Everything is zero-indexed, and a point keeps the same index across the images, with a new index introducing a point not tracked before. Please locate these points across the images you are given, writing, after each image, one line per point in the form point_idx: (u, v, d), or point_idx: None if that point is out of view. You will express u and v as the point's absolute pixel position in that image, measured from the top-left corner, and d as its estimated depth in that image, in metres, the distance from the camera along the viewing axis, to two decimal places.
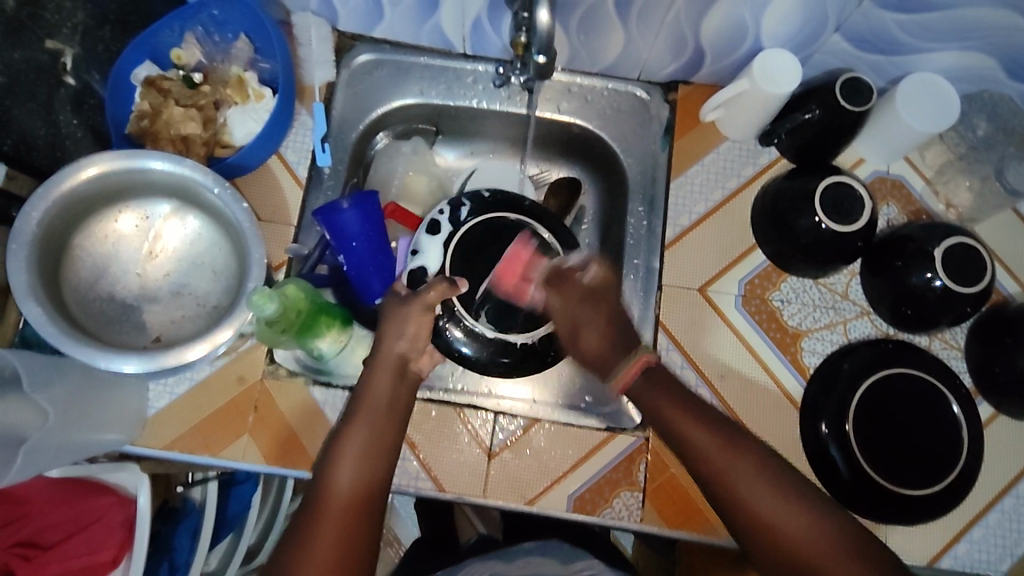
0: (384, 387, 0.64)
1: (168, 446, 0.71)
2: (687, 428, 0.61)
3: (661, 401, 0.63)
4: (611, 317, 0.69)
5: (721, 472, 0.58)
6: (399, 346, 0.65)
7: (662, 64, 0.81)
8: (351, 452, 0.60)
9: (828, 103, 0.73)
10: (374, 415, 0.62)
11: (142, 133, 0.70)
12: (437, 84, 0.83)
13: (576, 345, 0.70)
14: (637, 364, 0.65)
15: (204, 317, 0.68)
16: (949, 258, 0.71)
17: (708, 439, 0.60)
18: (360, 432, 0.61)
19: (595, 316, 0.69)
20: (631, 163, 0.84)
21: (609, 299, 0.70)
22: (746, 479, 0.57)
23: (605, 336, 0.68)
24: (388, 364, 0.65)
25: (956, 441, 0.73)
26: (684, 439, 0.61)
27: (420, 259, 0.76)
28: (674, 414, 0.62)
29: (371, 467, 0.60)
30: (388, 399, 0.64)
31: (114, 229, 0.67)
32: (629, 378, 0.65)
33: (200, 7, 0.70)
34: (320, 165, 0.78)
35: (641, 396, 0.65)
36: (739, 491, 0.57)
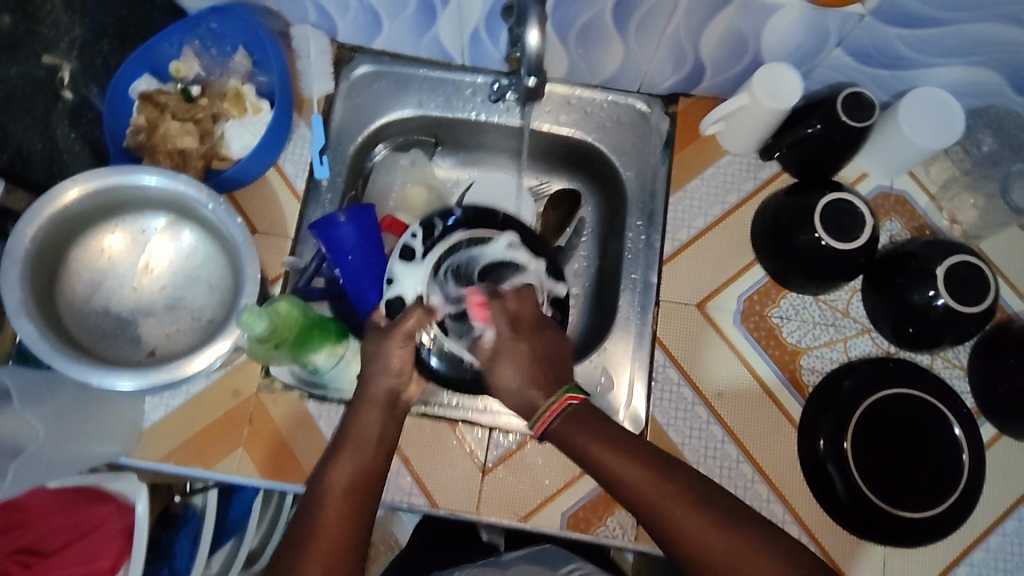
0: (371, 422, 0.62)
1: (163, 458, 0.72)
2: (620, 468, 0.56)
3: (586, 443, 0.58)
4: (544, 343, 0.64)
5: (670, 517, 0.54)
6: (383, 384, 0.63)
7: (663, 77, 0.80)
8: (337, 484, 0.57)
9: (830, 118, 0.72)
10: (361, 448, 0.60)
11: (139, 147, 0.71)
12: (436, 97, 0.83)
13: (494, 383, 0.63)
14: (559, 404, 0.59)
15: (199, 331, 0.68)
16: (951, 277, 0.70)
17: (640, 474, 0.56)
18: (346, 463, 0.59)
19: (520, 342, 0.63)
20: (631, 176, 0.83)
21: (541, 335, 0.64)
22: (696, 521, 0.53)
23: (525, 377, 0.61)
24: (376, 401, 0.62)
25: (956, 464, 0.71)
26: (612, 475, 0.56)
27: (397, 286, 0.72)
28: (601, 455, 0.57)
29: (357, 497, 0.57)
30: (376, 436, 0.61)
31: (109, 243, 0.67)
32: (548, 422, 0.59)
33: (199, 20, 0.72)
34: (318, 177, 0.78)
35: (566, 436, 0.59)
36: (692, 536, 0.53)
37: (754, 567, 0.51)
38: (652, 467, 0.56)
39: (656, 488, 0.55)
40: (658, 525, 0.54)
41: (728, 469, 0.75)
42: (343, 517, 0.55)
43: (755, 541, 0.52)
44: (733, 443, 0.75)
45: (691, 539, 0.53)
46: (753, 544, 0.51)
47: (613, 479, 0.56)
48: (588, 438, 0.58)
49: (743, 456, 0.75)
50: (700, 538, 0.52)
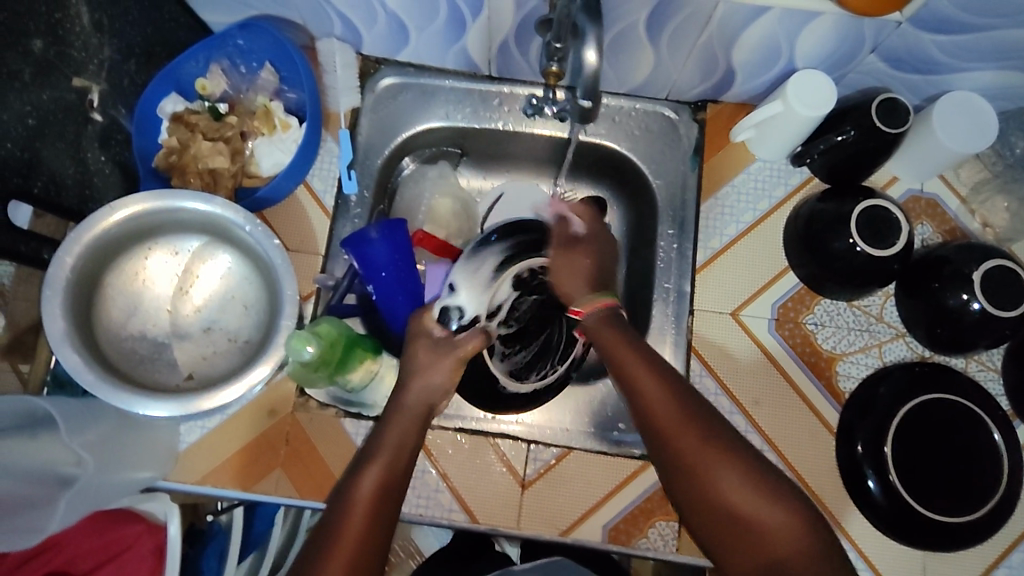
0: (407, 433, 0.58)
1: (201, 480, 0.71)
2: (641, 378, 0.58)
3: (620, 349, 0.59)
4: (602, 256, 0.68)
5: (673, 437, 0.56)
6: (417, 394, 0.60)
7: (692, 84, 0.80)
8: (362, 500, 0.54)
9: (865, 124, 0.72)
10: (394, 460, 0.57)
11: (170, 168, 0.71)
12: (463, 108, 0.82)
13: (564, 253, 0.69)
14: (598, 303, 0.63)
15: (237, 352, 0.67)
16: (988, 281, 0.70)
17: (657, 388, 0.57)
18: (375, 476, 0.55)
19: (578, 255, 0.68)
20: (661, 184, 0.82)
21: (596, 242, 0.70)
22: (698, 446, 0.55)
23: (590, 272, 0.67)
24: (414, 412, 0.59)
25: (995, 470, 0.71)
26: (633, 381, 0.58)
27: (455, 301, 0.69)
28: (631, 366, 0.58)
29: (380, 513, 0.54)
30: (407, 446, 0.58)
31: (145, 268, 0.66)
32: (587, 313, 0.64)
33: (226, 37, 0.71)
34: (347, 193, 0.77)
35: (593, 330, 0.62)
36: (685, 453, 0.55)
37: (734, 493, 0.54)
38: (670, 386, 0.57)
39: (669, 401, 0.57)
40: (658, 432, 0.56)
41: None
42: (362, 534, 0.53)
43: (743, 478, 0.54)
44: (770, 450, 0.75)
45: (687, 455, 0.55)
46: (740, 480, 0.54)
47: (633, 386, 0.58)
48: (620, 341, 0.60)
49: (781, 464, 0.75)
50: (698, 460, 0.55)
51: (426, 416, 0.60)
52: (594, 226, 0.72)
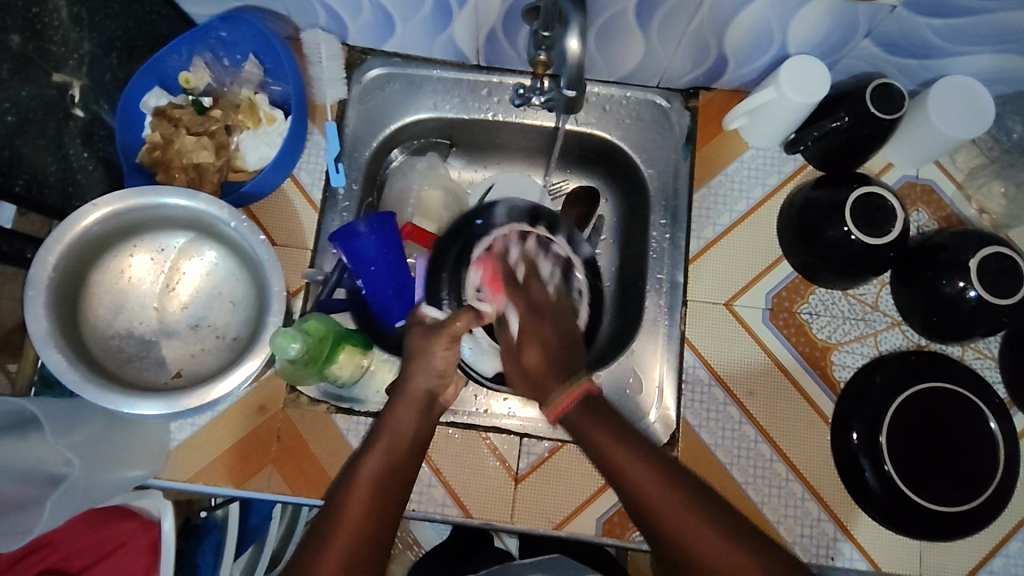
0: (407, 423, 0.57)
1: (192, 478, 0.70)
2: (609, 449, 0.54)
3: (585, 422, 0.56)
4: (559, 331, 0.62)
5: (664, 517, 0.51)
6: (420, 382, 0.59)
7: (683, 71, 0.79)
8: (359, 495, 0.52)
9: (859, 110, 0.71)
10: (393, 452, 0.55)
11: (155, 163, 0.70)
12: (451, 98, 0.81)
13: (519, 352, 0.62)
14: (577, 390, 0.57)
15: (225, 349, 0.66)
16: (985, 269, 0.69)
17: (651, 480, 0.52)
18: (373, 470, 0.54)
19: (536, 343, 0.61)
20: (652, 173, 0.82)
21: (556, 327, 0.63)
22: (705, 535, 0.50)
23: (544, 361, 0.60)
24: (414, 400, 0.58)
25: (991, 459, 0.71)
26: (626, 477, 0.53)
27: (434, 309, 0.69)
28: (601, 438, 0.55)
29: (381, 510, 0.52)
30: (410, 436, 0.57)
31: (129, 266, 0.65)
32: (563, 405, 0.57)
33: (208, 29, 0.70)
34: (335, 185, 0.76)
35: (577, 425, 0.57)
36: (688, 544, 0.50)
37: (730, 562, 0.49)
38: (639, 451, 0.54)
39: (665, 495, 0.52)
40: (637, 507, 0.53)
41: (762, 469, 0.74)
42: (358, 530, 0.51)
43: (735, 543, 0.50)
44: (765, 442, 0.75)
45: (671, 527, 0.51)
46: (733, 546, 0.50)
47: (605, 459, 0.54)
48: (582, 412, 0.57)
49: (776, 455, 0.75)
50: (685, 530, 0.51)
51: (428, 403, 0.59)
52: (528, 314, 0.64)
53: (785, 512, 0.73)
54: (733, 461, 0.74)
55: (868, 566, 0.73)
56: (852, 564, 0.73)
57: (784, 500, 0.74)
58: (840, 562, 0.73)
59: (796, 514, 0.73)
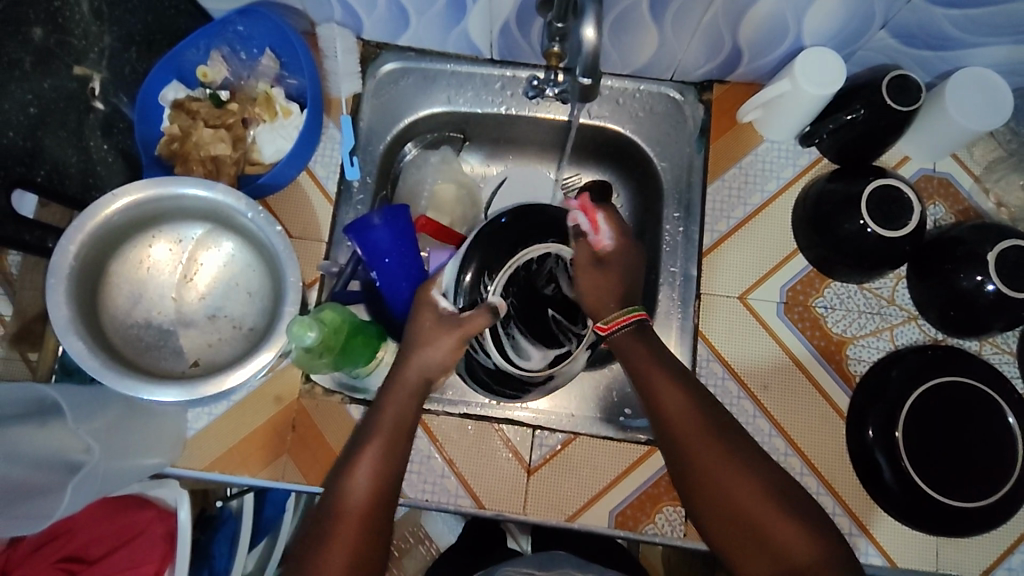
0: (403, 410, 0.59)
1: (210, 466, 0.70)
2: (661, 389, 0.59)
3: (641, 360, 0.61)
4: (630, 272, 0.66)
5: (685, 438, 0.57)
6: (418, 366, 0.59)
7: (697, 64, 0.79)
8: (362, 480, 0.55)
9: (875, 103, 0.70)
10: (389, 437, 0.57)
11: (173, 155, 0.71)
12: (465, 92, 0.81)
13: (591, 266, 0.65)
14: (630, 316, 0.62)
15: (241, 339, 0.67)
16: (1003, 262, 0.68)
17: (683, 405, 0.58)
18: (373, 456, 0.56)
19: (606, 265, 0.65)
20: (666, 166, 0.81)
21: (624, 257, 0.66)
22: (719, 461, 0.56)
23: (608, 285, 0.64)
24: (409, 392, 0.59)
25: (1011, 455, 0.70)
26: (659, 400, 0.59)
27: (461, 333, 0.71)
28: (654, 378, 0.60)
29: (382, 493, 0.55)
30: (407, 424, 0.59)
31: (148, 256, 0.66)
32: (620, 326, 0.62)
33: (226, 24, 0.71)
34: (350, 179, 0.77)
35: (625, 346, 0.62)
36: (706, 469, 0.56)
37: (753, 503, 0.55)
38: (692, 398, 0.59)
39: (692, 417, 0.58)
40: (683, 454, 0.57)
41: (776, 463, 0.74)
42: (366, 511, 0.54)
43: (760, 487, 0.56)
44: (779, 436, 0.75)
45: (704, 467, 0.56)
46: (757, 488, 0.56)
47: (654, 398, 0.59)
48: (642, 352, 0.61)
49: (790, 449, 0.74)
50: (715, 470, 0.56)
51: (424, 391, 0.60)
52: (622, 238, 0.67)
53: None
54: None
55: (883, 561, 0.72)
56: (868, 560, 0.72)
57: None
58: (855, 557, 0.72)
59: None
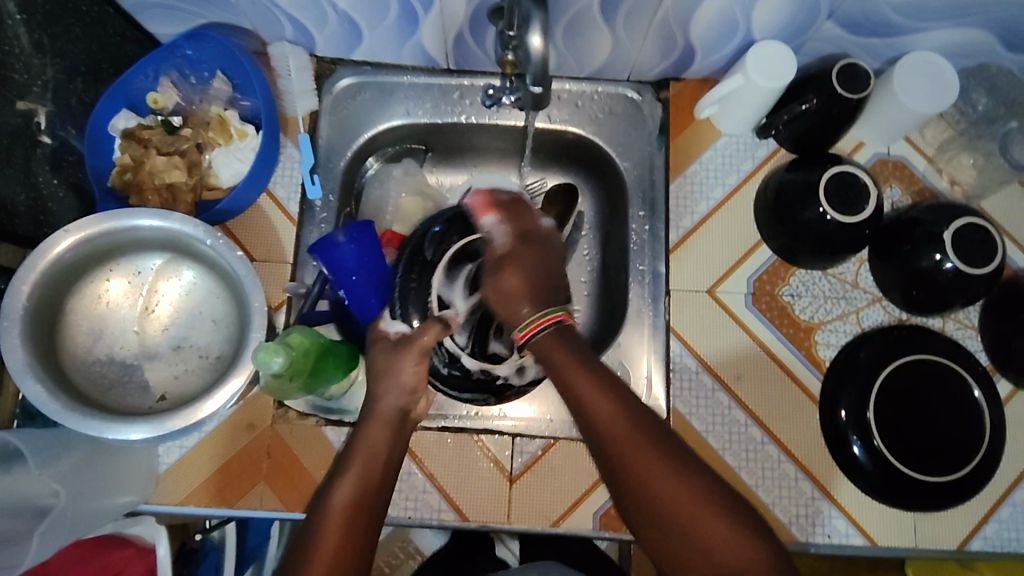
0: (381, 442, 0.56)
1: (183, 501, 0.68)
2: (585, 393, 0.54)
3: (566, 365, 0.55)
4: (540, 261, 0.61)
5: (614, 440, 0.52)
6: (392, 401, 0.57)
7: (652, 64, 0.79)
8: (341, 503, 0.53)
9: (826, 92, 0.72)
10: (372, 463, 0.55)
11: (127, 186, 0.69)
12: (423, 103, 0.81)
13: (500, 291, 0.59)
14: (546, 317, 0.56)
15: (209, 369, 0.66)
16: (959, 239, 0.70)
17: (611, 412, 0.53)
18: (356, 477, 0.54)
19: (506, 275, 0.59)
20: (628, 166, 0.82)
21: (527, 258, 0.60)
22: (649, 460, 0.51)
23: (523, 285, 0.58)
24: (384, 420, 0.56)
25: (978, 427, 0.72)
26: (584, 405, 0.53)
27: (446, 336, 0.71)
28: (577, 385, 0.54)
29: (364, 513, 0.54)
30: (387, 456, 0.56)
31: (106, 291, 0.65)
32: (537, 330, 0.56)
33: (174, 48, 0.70)
34: (311, 198, 0.76)
35: (549, 352, 0.56)
36: (635, 466, 0.52)
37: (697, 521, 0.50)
38: (620, 401, 0.53)
39: (623, 425, 0.52)
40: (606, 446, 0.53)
41: (754, 452, 0.75)
42: (346, 529, 0.53)
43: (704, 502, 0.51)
44: (755, 425, 0.75)
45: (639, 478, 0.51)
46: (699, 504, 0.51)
47: (580, 408, 0.54)
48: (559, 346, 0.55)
49: (767, 438, 0.75)
50: (648, 475, 0.51)
51: (401, 421, 0.58)
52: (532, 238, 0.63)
53: (779, 493, 0.74)
54: (724, 446, 0.75)
55: (864, 541, 0.73)
56: (849, 541, 0.73)
57: (777, 481, 0.74)
58: (837, 539, 0.73)
59: (791, 494, 0.74)
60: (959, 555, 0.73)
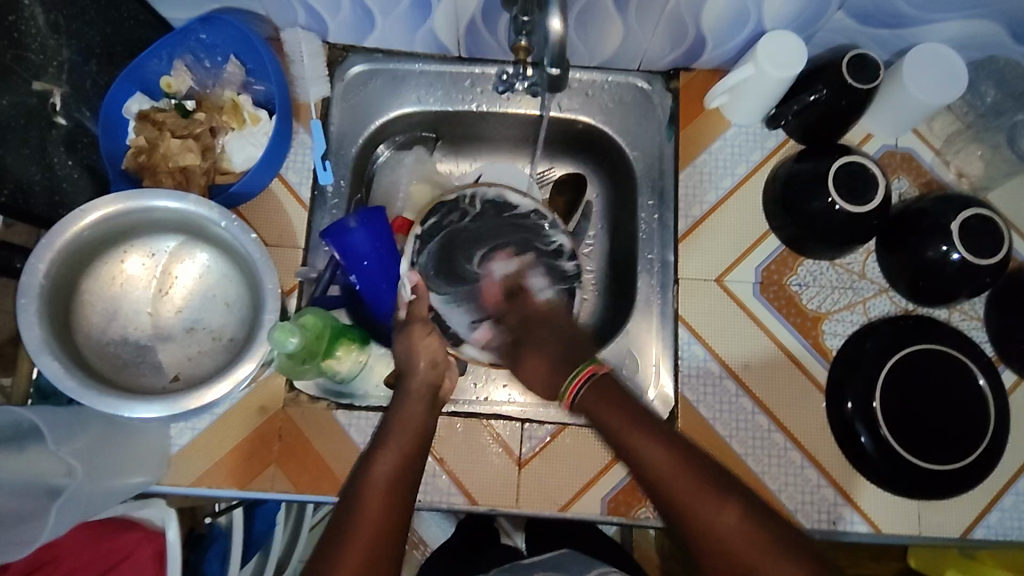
0: (418, 413, 0.63)
1: (194, 483, 0.68)
2: (645, 450, 0.57)
3: (617, 422, 0.59)
4: (551, 342, 0.69)
5: (672, 489, 0.55)
6: (423, 378, 0.65)
7: (662, 53, 0.80)
8: (383, 475, 0.58)
9: (836, 83, 0.72)
10: (409, 437, 0.61)
11: (140, 169, 0.70)
12: (435, 91, 0.81)
13: (520, 369, 0.71)
14: (584, 373, 0.63)
15: (221, 351, 0.66)
16: (966, 230, 0.70)
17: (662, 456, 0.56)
18: (394, 451, 0.59)
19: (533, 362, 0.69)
20: (637, 156, 0.83)
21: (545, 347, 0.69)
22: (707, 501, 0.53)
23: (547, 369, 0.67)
24: (419, 393, 0.64)
25: (983, 415, 0.72)
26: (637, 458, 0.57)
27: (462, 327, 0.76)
28: (624, 433, 0.58)
29: (403, 486, 0.58)
30: (422, 421, 0.62)
31: (121, 270, 0.65)
32: (577, 390, 0.62)
33: (188, 33, 0.70)
34: (323, 184, 0.76)
35: (594, 410, 0.61)
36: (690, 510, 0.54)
37: None
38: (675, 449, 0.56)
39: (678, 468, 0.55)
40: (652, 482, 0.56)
41: (760, 439, 0.75)
42: (388, 492, 0.57)
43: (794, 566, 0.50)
44: (763, 413, 0.76)
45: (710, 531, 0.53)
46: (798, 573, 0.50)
47: (628, 453, 0.58)
48: (612, 411, 0.60)
49: (774, 425, 0.76)
50: (702, 512, 0.53)
51: (432, 395, 0.65)
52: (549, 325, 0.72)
53: (785, 480, 0.74)
54: (732, 433, 0.75)
55: (869, 528, 0.74)
56: (854, 528, 0.74)
57: (783, 468, 0.75)
58: (842, 526, 0.74)
59: (797, 481, 0.74)
60: (962, 542, 0.74)
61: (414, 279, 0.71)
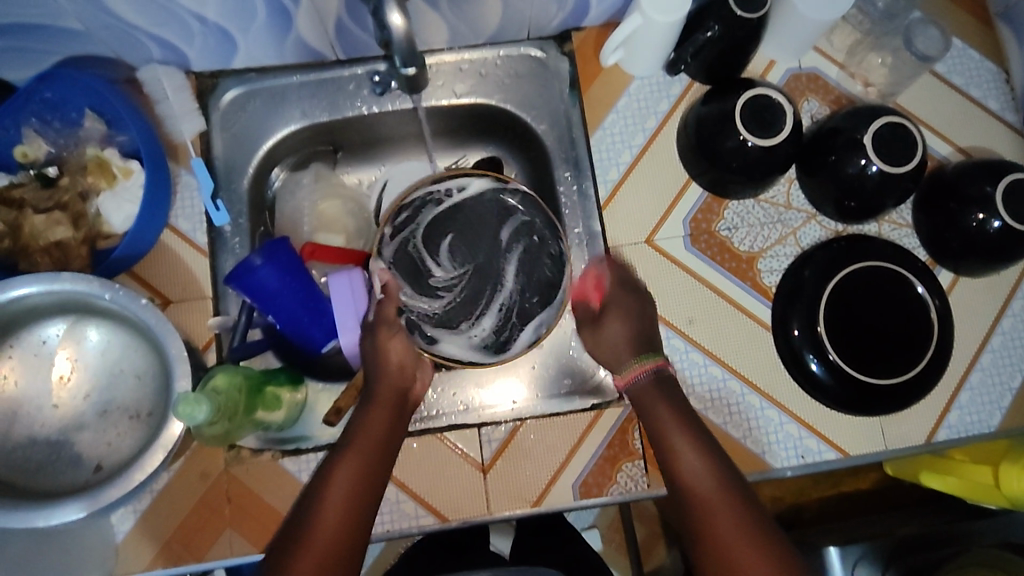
0: (380, 427, 0.60)
1: (148, 566, 0.64)
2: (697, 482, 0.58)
3: (660, 412, 0.62)
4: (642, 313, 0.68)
5: (697, 497, 0.58)
6: (389, 380, 0.62)
7: (548, 17, 0.76)
8: (338, 496, 0.56)
9: (725, 16, 0.69)
10: (367, 457, 0.58)
11: (8, 254, 0.64)
12: (319, 102, 0.76)
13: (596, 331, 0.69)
14: (650, 363, 0.64)
15: (142, 428, 0.61)
16: (880, 141, 0.69)
17: (699, 464, 0.59)
18: (348, 475, 0.57)
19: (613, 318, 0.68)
20: (545, 129, 0.80)
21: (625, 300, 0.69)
22: (724, 507, 0.57)
23: (629, 332, 0.67)
24: (383, 403, 0.61)
25: (925, 322, 0.73)
26: (675, 458, 0.60)
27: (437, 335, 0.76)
28: (666, 426, 0.62)
29: (363, 503, 0.56)
30: (383, 438, 0.60)
31: (12, 367, 0.60)
32: (638, 375, 0.65)
33: (29, 93, 0.65)
34: (219, 224, 0.72)
35: (643, 397, 0.64)
36: (709, 516, 0.57)
37: None
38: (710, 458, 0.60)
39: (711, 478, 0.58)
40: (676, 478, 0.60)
41: (718, 391, 0.75)
42: (337, 528, 0.54)
43: None
44: (715, 363, 0.75)
45: (716, 530, 0.56)
46: None
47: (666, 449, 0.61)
48: (668, 410, 0.62)
49: (727, 373, 0.75)
50: (713, 515, 0.57)
51: (399, 405, 0.62)
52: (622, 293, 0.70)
53: (748, 426, 0.74)
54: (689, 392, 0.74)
55: (837, 455, 0.74)
56: (824, 457, 0.74)
57: (745, 414, 0.74)
58: (811, 459, 0.74)
59: (759, 425, 0.74)
60: (929, 447, 0.75)
61: (382, 279, 0.71)
